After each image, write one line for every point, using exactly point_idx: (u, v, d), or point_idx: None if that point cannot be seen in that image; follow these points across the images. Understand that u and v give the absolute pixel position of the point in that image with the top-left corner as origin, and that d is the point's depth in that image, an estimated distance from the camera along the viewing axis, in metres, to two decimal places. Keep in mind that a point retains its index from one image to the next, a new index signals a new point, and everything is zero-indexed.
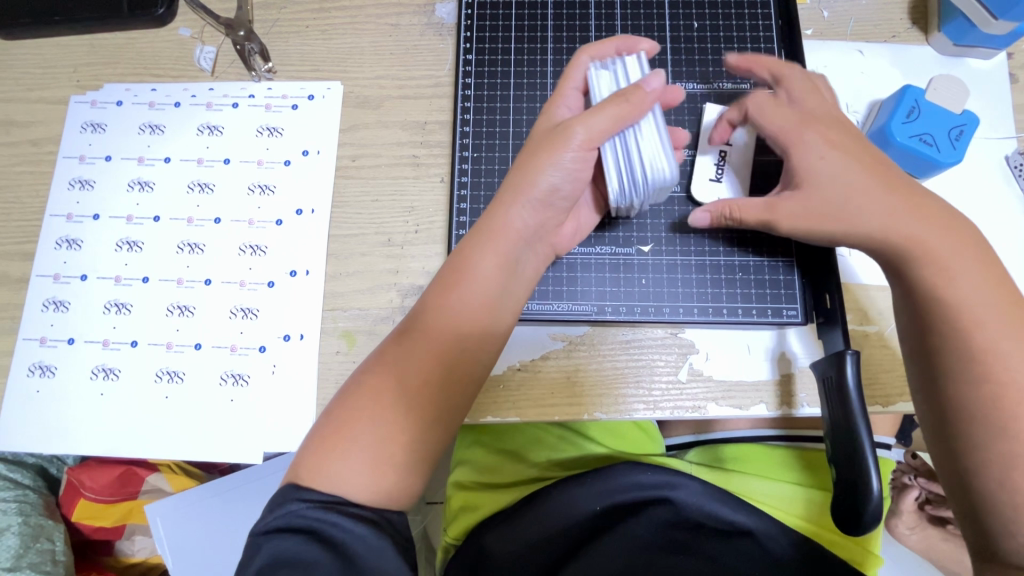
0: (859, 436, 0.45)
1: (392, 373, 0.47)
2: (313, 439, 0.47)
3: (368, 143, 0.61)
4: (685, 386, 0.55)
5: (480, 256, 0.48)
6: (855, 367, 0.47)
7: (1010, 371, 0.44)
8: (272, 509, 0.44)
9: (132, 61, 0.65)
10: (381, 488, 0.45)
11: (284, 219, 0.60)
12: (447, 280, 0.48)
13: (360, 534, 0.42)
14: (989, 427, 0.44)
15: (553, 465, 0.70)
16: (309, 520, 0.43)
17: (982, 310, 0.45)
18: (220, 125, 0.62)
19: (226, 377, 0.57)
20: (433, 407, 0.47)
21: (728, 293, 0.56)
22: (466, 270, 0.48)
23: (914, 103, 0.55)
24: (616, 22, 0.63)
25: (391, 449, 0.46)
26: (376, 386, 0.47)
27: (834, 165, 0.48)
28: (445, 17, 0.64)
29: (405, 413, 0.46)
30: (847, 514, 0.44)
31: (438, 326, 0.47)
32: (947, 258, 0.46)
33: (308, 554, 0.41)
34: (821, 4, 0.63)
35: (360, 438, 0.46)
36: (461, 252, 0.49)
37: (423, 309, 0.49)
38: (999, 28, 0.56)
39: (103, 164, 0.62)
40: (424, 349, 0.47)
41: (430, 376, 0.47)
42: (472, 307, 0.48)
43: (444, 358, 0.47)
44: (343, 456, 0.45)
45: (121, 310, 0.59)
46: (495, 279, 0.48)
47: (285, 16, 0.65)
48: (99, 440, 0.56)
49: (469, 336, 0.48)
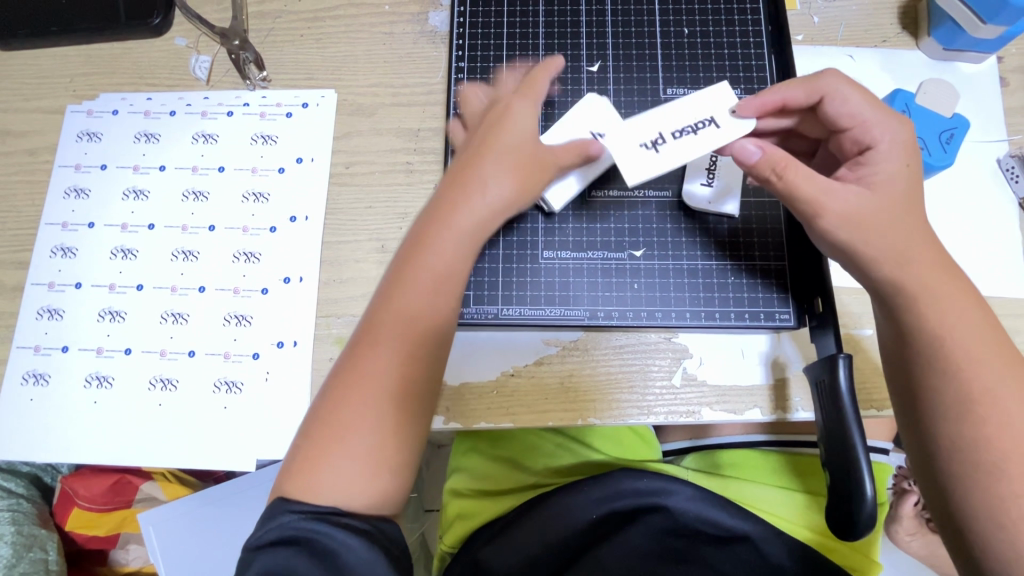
0: (852, 441, 0.44)
1: (359, 366, 0.45)
2: (295, 458, 0.44)
3: (362, 150, 0.62)
4: (680, 391, 0.55)
5: (443, 245, 0.46)
6: (848, 369, 0.45)
7: (972, 378, 0.44)
8: (263, 524, 0.43)
9: (129, 70, 0.65)
10: (373, 489, 0.43)
11: (278, 226, 0.60)
12: (403, 270, 0.46)
13: (353, 544, 0.41)
14: (962, 433, 0.44)
15: (552, 471, 0.70)
16: (297, 532, 0.41)
17: (954, 316, 0.45)
18: (215, 134, 0.63)
19: (220, 385, 0.57)
20: (408, 396, 0.45)
21: (720, 297, 0.56)
22: (419, 280, 0.46)
23: (905, 106, 0.56)
24: (607, 30, 0.61)
25: (374, 448, 0.44)
26: (342, 389, 0.44)
27: (893, 180, 0.46)
28: (438, 26, 0.65)
29: (382, 406, 0.44)
30: (842, 521, 0.43)
31: (395, 328, 0.45)
32: (946, 305, 0.45)
33: (298, 567, 0.39)
34: (812, 10, 0.63)
35: (344, 438, 0.44)
36: (422, 237, 0.46)
37: (386, 300, 0.46)
38: (987, 32, 0.56)
39: (98, 173, 0.62)
40: (385, 353, 0.45)
41: (397, 380, 0.45)
42: (440, 304, 0.46)
43: (409, 359, 0.45)
44: (327, 464, 0.43)
45: (115, 317, 0.59)
46: (450, 285, 0.46)
47: (279, 25, 0.66)
48: (94, 449, 0.56)
49: (436, 337, 0.46)
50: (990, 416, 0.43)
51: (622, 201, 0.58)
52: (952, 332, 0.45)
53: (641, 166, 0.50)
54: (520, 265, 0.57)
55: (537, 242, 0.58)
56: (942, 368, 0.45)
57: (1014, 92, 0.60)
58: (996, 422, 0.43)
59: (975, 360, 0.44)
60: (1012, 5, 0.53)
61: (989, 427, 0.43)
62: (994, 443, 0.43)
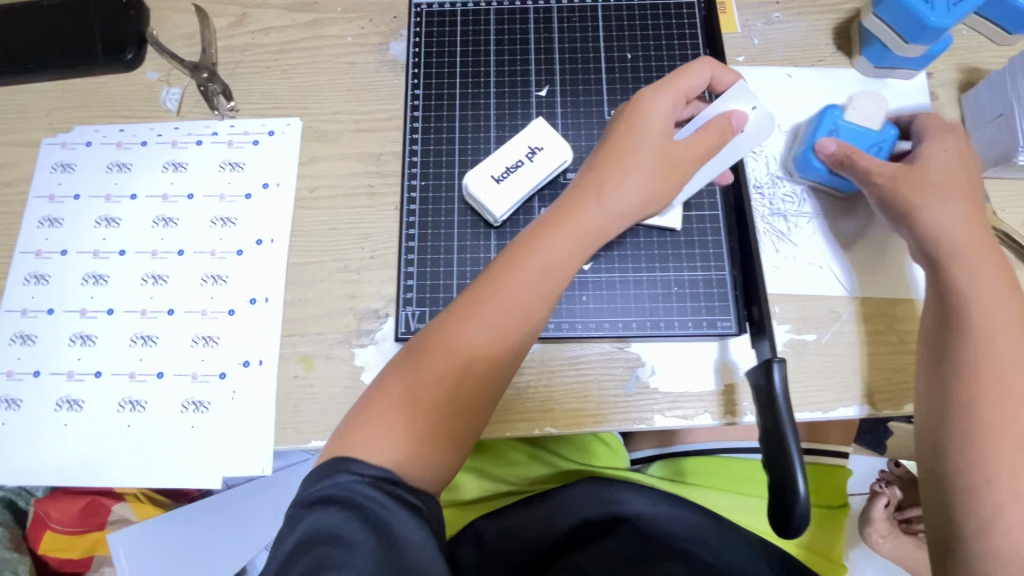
0: (788, 443, 0.45)
1: (455, 347, 0.49)
2: (360, 415, 0.48)
3: (326, 175, 0.64)
4: (632, 399, 0.57)
5: (555, 239, 0.50)
6: (783, 374, 0.47)
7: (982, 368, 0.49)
8: (319, 481, 0.45)
9: (102, 104, 0.68)
10: (424, 460, 0.47)
11: (245, 249, 0.62)
12: (514, 255, 0.51)
13: (406, 519, 0.43)
14: (959, 416, 0.49)
15: (528, 481, 0.75)
16: (352, 494, 0.44)
17: (979, 305, 0.50)
18: (185, 162, 0.65)
19: (188, 405, 0.58)
20: (483, 388, 0.49)
21: (664, 307, 0.58)
22: (534, 262, 0.50)
23: (832, 126, 0.59)
24: (555, 55, 0.64)
25: (444, 426, 0.48)
26: (432, 361, 0.49)
27: (955, 165, 0.54)
28: (398, 54, 0.68)
29: (462, 390, 0.49)
30: (778, 516, 0.45)
31: (493, 308, 0.49)
32: (971, 273, 0.51)
33: (350, 531, 0.42)
34: (751, 33, 0.67)
35: (420, 411, 0.48)
36: (535, 230, 0.51)
37: (488, 282, 0.50)
38: (911, 51, 0.60)
39: (72, 203, 0.65)
40: (487, 337, 0.49)
41: (482, 368, 0.49)
42: (540, 297, 0.50)
43: (495, 349, 0.49)
44: (393, 428, 0.47)
45: (86, 341, 0.61)
46: (555, 279, 0.50)
47: (247, 58, 0.69)
48: (63, 471, 0.57)
49: (524, 332, 0.50)
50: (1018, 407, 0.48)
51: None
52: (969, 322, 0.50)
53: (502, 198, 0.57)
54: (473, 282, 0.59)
55: (490, 258, 0.59)
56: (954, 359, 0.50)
57: (944, 105, 0.64)
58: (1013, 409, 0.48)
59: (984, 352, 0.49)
60: (930, 26, 0.56)
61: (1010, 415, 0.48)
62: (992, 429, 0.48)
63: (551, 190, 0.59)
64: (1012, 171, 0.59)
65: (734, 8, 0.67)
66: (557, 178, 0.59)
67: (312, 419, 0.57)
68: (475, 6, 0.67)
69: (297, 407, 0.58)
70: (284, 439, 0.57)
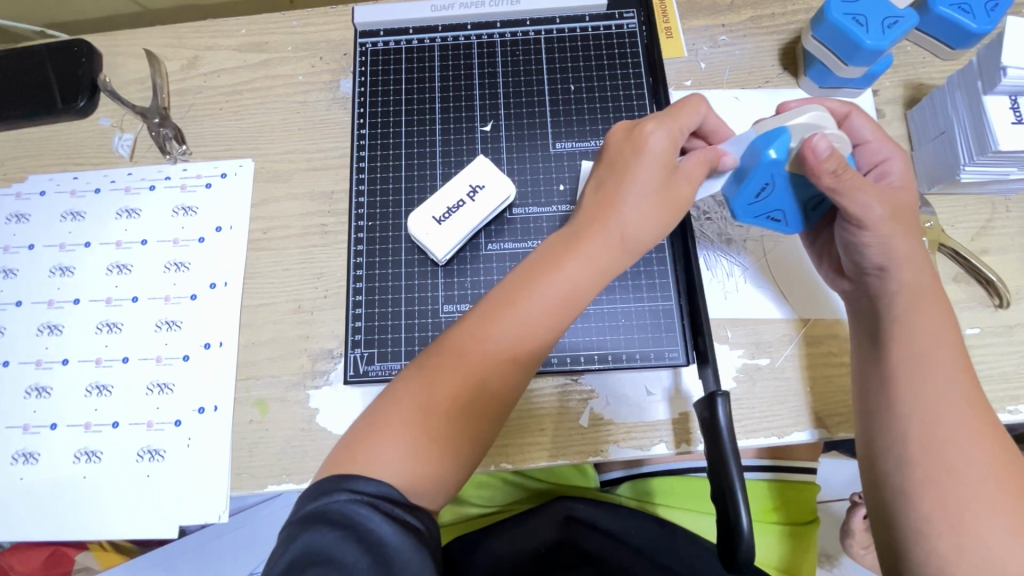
0: (730, 470, 0.46)
1: (470, 369, 0.46)
2: (363, 430, 0.46)
3: (279, 215, 0.64)
4: (588, 431, 0.56)
5: (574, 261, 0.48)
6: (727, 407, 0.47)
7: (921, 421, 0.47)
8: (313, 498, 0.42)
9: (56, 152, 0.69)
10: (425, 483, 0.44)
11: (198, 293, 0.62)
12: (531, 270, 0.49)
13: (399, 543, 0.40)
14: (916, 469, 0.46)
15: (505, 504, 0.75)
16: (349, 516, 0.40)
17: (914, 355, 0.48)
18: (138, 208, 0.66)
19: (143, 453, 0.58)
20: (490, 417, 0.47)
21: (614, 339, 0.58)
22: (559, 275, 0.48)
23: (769, 180, 0.50)
24: (499, 90, 0.65)
25: (447, 452, 0.45)
26: (442, 376, 0.46)
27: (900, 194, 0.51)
28: (348, 92, 0.68)
29: (470, 417, 0.46)
30: (726, 550, 0.45)
31: (526, 311, 0.47)
32: (908, 321, 0.49)
33: (344, 553, 0.38)
34: (698, 57, 0.67)
35: (423, 433, 0.45)
36: (550, 249, 0.50)
37: (506, 294, 0.48)
38: (851, 71, 0.60)
39: (26, 253, 0.65)
40: (502, 358, 0.47)
41: (496, 391, 0.47)
42: (554, 319, 0.48)
43: (524, 358, 0.47)
44: (396, 446, 0.44)
45: (41, 393, 0.61)
46: (570, 302, 0.48)
47: (199, 101, 0.69)
48: (16, 528, 0.57)
49: (546, 347, 0.48)
50: (968, 456, 0.45)
51: (515, 253, 0.60)
52: (907, 374, 0.48)
53: (445, 238, 0.58)
54: (421, 321, 0.59)
55: (438, 296, 0.60)
56: (892, 415, 0.48)
57: (891, 122, 0.64)
58: (965, 460, 0.45)
59: (919, 403, 0.47)
60: (864, 49, 0.57)
61: (965, 469, 0.45)
62: (943, 485, 0.45)
63: (497, 226, 0.61)
64: (956, 187, 0.59)
65: (679, 33, 0.67)
66: (502, 214, 0.61)
67: (266, 463, 0.57)
68: (420, 42, 0.68)
69: (253, 451, 0.58)
70: (240, 485, 0.57)
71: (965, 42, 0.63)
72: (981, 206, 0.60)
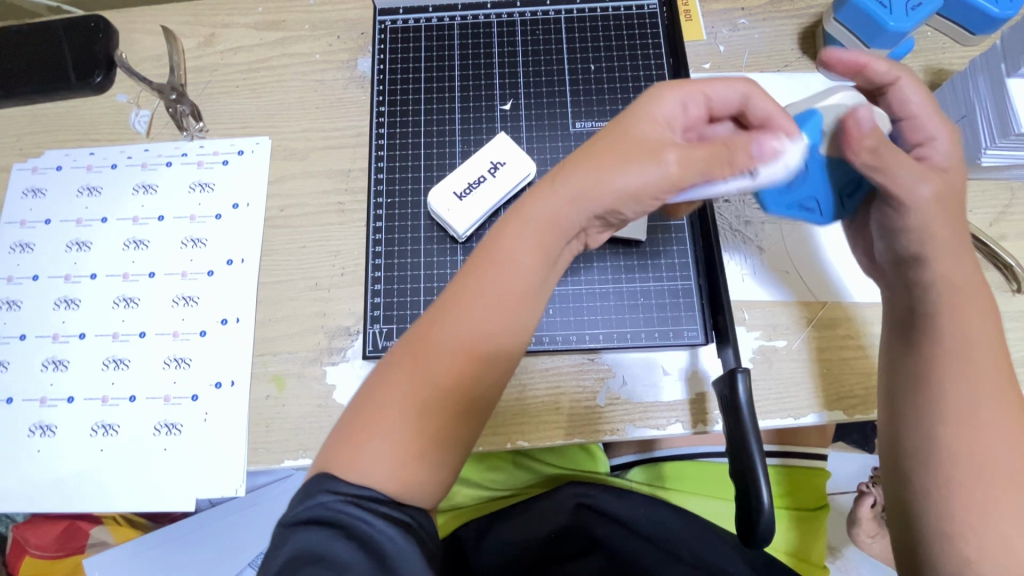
0: (749, 447, 0.46)
1: (424, 353, 0.44)
2: (340, 433, 0.44)
3: (296, 193, 0.64)
4: (606, 410, 0.56)
5: (528, 237, 0.46)
6: (747, 383, 0.47)
7: (953, 414, 0.45)
8: (300, 501, 0.42)
9: (73, 127, 0.69)
10: (403, 476, 0.42)
11: (214, 270, 0.62)
12: (486, 254, 0.46)
13: (392, 535, 0.40)
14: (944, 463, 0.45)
15: (514, 488, 0.75)
16: (338, 515, 0.40)
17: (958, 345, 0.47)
18: (155, 184, 0.66)
19: (159, 427, 0.58)
20: (458, 396, 0.44)
21: (631, 318, 0.58)
22: (512, 253, 0.46)
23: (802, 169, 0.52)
24: (518, 70, 0.65)
25: (416, 439, 0.43)
26: (401, 368, 0.45)
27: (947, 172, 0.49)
28: (365, 70, 0.68)
29: (430, 400, 0.44)
30: (744, 525, 0.45)
31: (482, 292, 0.45)
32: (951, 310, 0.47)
33: (337, 550, 0.39)
34: (718, 40, 0.66)
35: (389, 425, 0.43)
36: (502, 229, 0.47)
37: (461, 279, 0.46)
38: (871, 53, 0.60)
39: (43, 227, 0.65)
40: (454, 337, 0.45)
41: (456, 370, 0.44)
42: (515, 295, 0.46)
43: (482, 334, 0.45)
44: (369, 444, 0.43)
45: (58, 366, 0.61)
46: (527, 274, 0.46)
47: (216, 78, 0.69)
48: (32, 500, 0.57)
49: (506, 321, 0.46)
50: (996, 457, 0.44)
51: None
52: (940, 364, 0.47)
53: (464, 215, 0.58)
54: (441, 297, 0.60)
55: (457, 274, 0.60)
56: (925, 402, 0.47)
57: None
58: (995, 456, 0.44)
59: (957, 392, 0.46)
60: (887, 29, 0.56)
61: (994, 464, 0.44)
62: (967, 477, 0.44)
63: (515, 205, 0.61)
64: (975, 171, 0.59)
65: (699, 15, 0.67)
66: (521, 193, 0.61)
67: (282, 438, 0.57)
68: (439, 20, 0.67)
69: (269, 426, 0.58)
70: (256, 459, 0.57)
71: (987, 26, 0.63)
72: (999, 192, 0.60)
